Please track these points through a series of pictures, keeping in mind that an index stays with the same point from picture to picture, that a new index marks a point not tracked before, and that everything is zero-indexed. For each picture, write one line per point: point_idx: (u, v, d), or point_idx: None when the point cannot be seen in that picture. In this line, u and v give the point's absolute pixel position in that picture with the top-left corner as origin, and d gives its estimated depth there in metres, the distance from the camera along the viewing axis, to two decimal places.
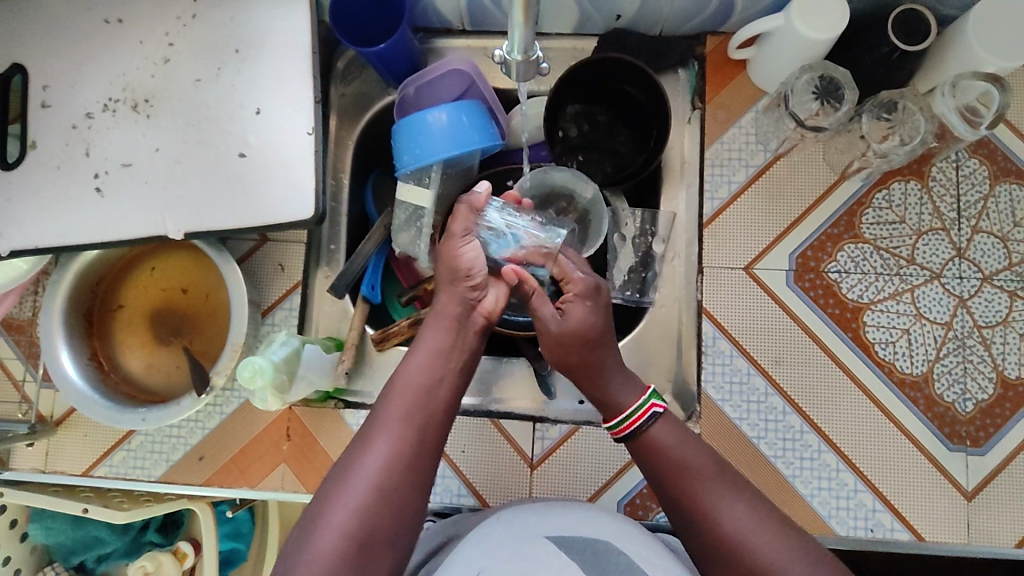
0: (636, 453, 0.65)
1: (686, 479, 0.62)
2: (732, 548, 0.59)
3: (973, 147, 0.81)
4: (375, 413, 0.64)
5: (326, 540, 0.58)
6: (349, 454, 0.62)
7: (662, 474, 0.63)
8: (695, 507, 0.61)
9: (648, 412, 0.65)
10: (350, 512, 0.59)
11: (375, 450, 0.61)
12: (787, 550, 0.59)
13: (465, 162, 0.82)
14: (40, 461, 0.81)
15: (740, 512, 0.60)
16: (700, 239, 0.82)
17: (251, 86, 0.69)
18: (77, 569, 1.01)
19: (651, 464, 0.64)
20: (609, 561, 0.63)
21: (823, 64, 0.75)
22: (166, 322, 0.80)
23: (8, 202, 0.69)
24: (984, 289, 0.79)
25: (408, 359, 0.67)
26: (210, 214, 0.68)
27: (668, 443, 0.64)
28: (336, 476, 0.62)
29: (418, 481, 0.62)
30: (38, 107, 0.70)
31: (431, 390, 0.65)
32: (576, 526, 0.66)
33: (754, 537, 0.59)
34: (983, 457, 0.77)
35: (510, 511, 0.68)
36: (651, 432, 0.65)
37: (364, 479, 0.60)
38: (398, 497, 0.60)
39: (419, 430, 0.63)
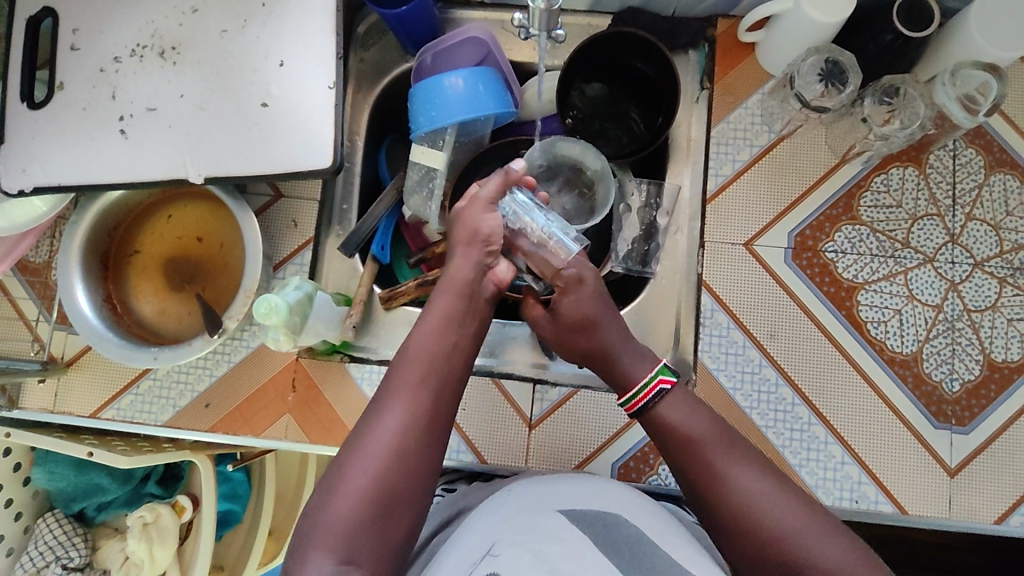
0: (648, 426, 0.66)
1: (697, 448, 0.63)
2: (738, 517, 0.60)
3: (970, 137, 0.83)
4: (388, 380, 0.65)
5: (345, 505, 0.58)
6: (363, 423, 0.63)
7: (672, 445, 0.64)
8: (706, 475, 0.62)
9: (655, 390, 0.66)
10: (367, 477, 0.59)
11: (389, 417, 0.62)
12: (801, 519, 0.59)
13: (478, 130, 0.84)
14: (49, 401, 0.83)
15: (754, 482, 0.61)
16: (703, 215, 0.84)
17: (275, 40, 0.71)
18: (77, 517, 1.02)
19: (660, 440, 0.65)
20: (619, 532, 0.64)
21: (830, 47, 0.78)
22: (180, 270, 0.82)
23: (33, 140, 0.71)
24: (974, 274, 0.81)
25: (419, 327, 0.68)
26: (231, 161, 0.70)
27: (680, 417, 0.64)
28: (351, 440, 0.62)
29: (433, 444, 0.62)
30: (67, 50, 0.72)
31: (443, 356, 0.66)
32: (585, 499, 0.68)
33: (760, 507, 0.59)
34: (967, 436, 0.79)
35: (522, 484, 0.71)
36: (659, 410, 0.65)
37: (380, 445, 0.61)
38: (415, 460, 0.61)
39: (433, 396, 0.64)
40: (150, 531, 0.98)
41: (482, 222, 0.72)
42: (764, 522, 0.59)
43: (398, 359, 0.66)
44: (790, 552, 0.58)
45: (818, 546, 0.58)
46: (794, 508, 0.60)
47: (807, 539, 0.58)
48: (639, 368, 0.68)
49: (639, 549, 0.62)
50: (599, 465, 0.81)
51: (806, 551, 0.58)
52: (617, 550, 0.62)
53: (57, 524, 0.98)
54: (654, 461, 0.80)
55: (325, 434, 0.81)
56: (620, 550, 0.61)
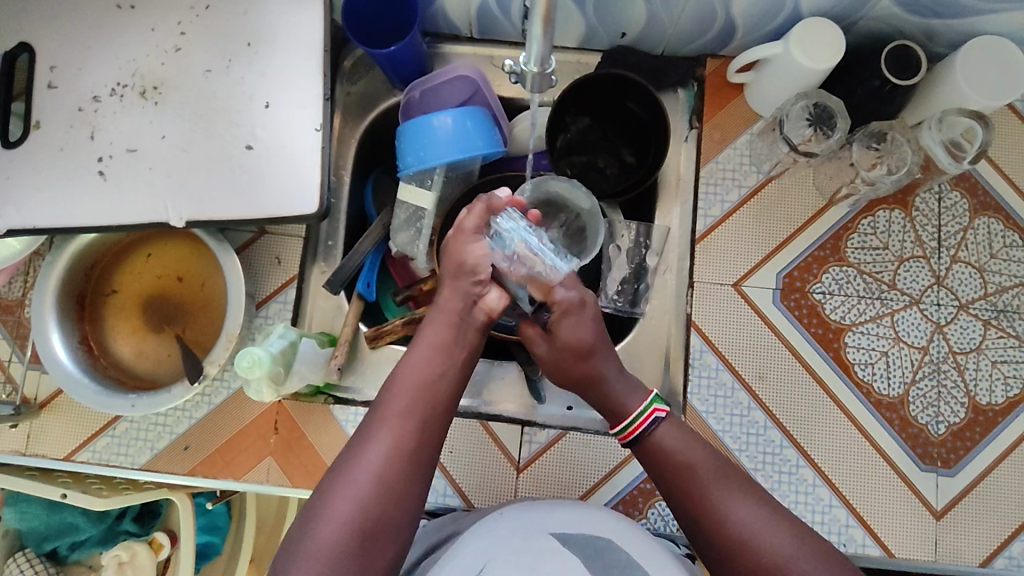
0: (641, 456, 0.66)
1: (691, 479, 0.63)
2: (735, 547, 0.60)
3: (955, 181, 0.84)
4: (377, 407, 0.64)
5: (327, 533, 0.57)
6: (350, 450, 0.62)
7: (665, 477, 0.64)
8: (699, 501, 0.62)
9: (650, 417, 0.66)
10: (350, 505, 0.58)
11: (377, 443, 0.61)
12: (796, 547, 0.59)
13: (466, 167, 0.83)
14: (21, 444, 0.80)
15: (749, 508, 0.61)
16: (692, 255, 0.84)
17: (261, 80, 0.70)
18: (49, 556, 0.99)
19: (655, 469, 0.65)
20: (611, 557, 0.64)
21: (817, 92, 0.79)
22: (159, 310, 0.80)
23: (6, 180, 0.69)
24: (960, 316, 0.82)
25: (410, 354, 0.67)
26: (214, 205, 0.69)
27: (672, 444, 0.64)
28: (337, 468, 0.61)
29: (420, 475, 0.61)
30: (44, 88, 0.70)
31: (434, 386, 0.65)
32: (581, 522, 0.68)
33: (759, 536, 0.59)
34: (953, 478, 0.79)
35: (514, 508, 0.69)
36: (652, 439, 0.65)
37: (366, 472, 0.59)
38: (401, 490, 0.60)
39: (421, 426, 0.63)
40: (125, 571, 0.96)
41: (470, 252, 0.69)
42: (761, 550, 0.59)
43: (387, 385, 0.65)
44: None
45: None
46: (790, 538, 0.60)
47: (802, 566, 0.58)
48: (633, 401, 0.67)
49: (629, 572, 0.63)
50: None
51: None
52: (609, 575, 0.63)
53: (30, 564, 0.95)
54: (643, 505, 0.79)
55: (309, 478, 0.79)
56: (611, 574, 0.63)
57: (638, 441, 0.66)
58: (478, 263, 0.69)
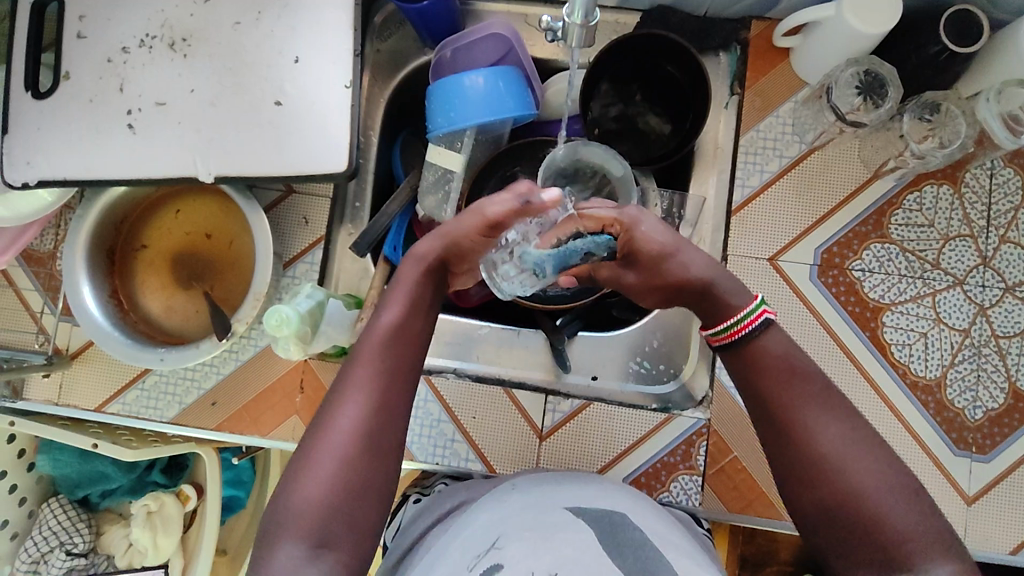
0: (741, 365, 0.60)
1: (794, 390, 0.57)
2: (817, 465, 0.55)
3: (1009, 156, 0.80)
4: (350, 362, 0.61)
5: (310, 495, 0.55)
6: (324, 409, 0.59)
7: (763, 382, 0.59)
8: (791, 419, 0.57)
9: (758, 321, 0.60)
10: (332, 466, 0.56)
11: (354, 400, 0.58)
12: (885, 475, 0.54)
13: (496, 130, 0.81)
14: (54, 394, 0.82)
15: (840, 431, 0.56)
16: (727, 226, 0.82)
17: (290, 33, 0.68)
18: (81, 503, 1.02)
19: (756, 376, 0.59)
20: (625, 533, 0.61)
21: (869, 59, 0.75)
22: (187, 266, 0.80)
23: (36, 130, 0.69)
24: (1005, 299, 0.79)
25: (385, 305, 0.63)
26: (243, 161, 0.68)
27: (781, 353, 0.59)
28: (315, 426, 0.58)
29: (397, 428, 0.60)
30: (73, 38, 0.69)
31: (409, 340, 0.62)
32: (593, 499, 0.66)
33: (846, 458, 0.54)
34: (987, 464, 0.77)
35: (525, 482, 0.70)
36: (764, 340, 0.59)
37: (345, 430, 0.57)
38: (381, 447, 0.58)
39: (396, 380, 0.60)
40: (154, 520, 0.98)
41: (463, 242, 0.64)
42: (847, 472, 0.54)
43: (360, 341, 0.62)
44: (866, 510, 0.53)
45: (897, 506, 0.53)
46: (879, 466, 0.54)
47: (885, 496, 0.53)
48: (737, 301, 0.61)
49: (643, 552, 0.59)
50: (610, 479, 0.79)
51: (885, 510, 0.53)
52: (622, 551, 0.59)
53: (61, 509, 0.98)
54: (665, 479, 0.79)
55: None
56: (624, 552, 0.58)
57: (740, 344, 0.60)
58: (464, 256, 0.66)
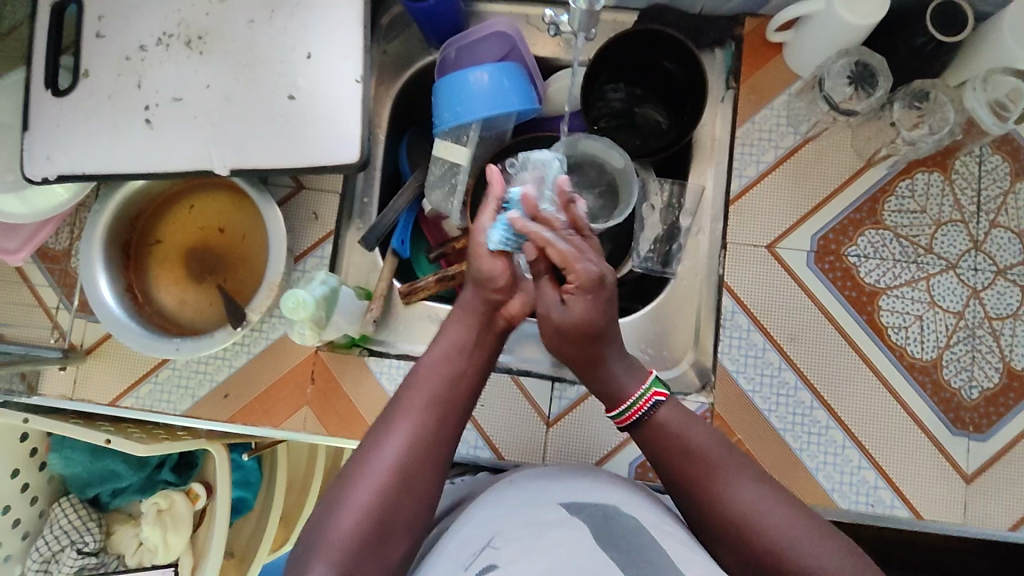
0: (646, 444, 0.66)
1: (697, 466, 0.63)
2: (735, 526, 0.59)
3: (996, 144, 0.83)
4: (397, 400, 0.65)
5: (344, 522, 0.58)
6: (367, 444, 0.63)
7: (667, 457, 0.64)
8: (702, 486, 0.62)
9: (650, 402, 0.65)
10: (368, 496, 0.59)
11: (395, 436, 0.62)
12: (795, 524, 0.59)
13: (500, 126, 0.84)
14: (68, 388, 0.83)
15: (749, 491, 0.61)
16: (726, 215, 0.84)
17: (302, 31, 0.71)
18: (91, 503, 1.03)
19: (660, 453, 0.65)
20: (618, 523, 0.60)
21: (861, 50, 0.78)
22: (200, 261, 0.82)
23: (57, 127, 0.71)
24: (997, 281, 0.81)
25: (433, 348, 0.68)
26: (255, 153, 0.70)
27: (677, 428, 0.65)
28: (357, 460, 0.62)
29: (436, 470, 0.62)
30: (93, 37, 0.72)
31: (454, 384, 0.66)
32: (583, 494, 0.65)
33: (757, 515, 0.59)
34: (984, 443, 0.79)
35: (522, 476, 0.71)
36: (657, 419, 0.65)
37: (386, 464, 0.60)
38: (417, 485, 0.61)
39: (440, 420, 0.64)
40: (164, 518, 0.99)
41: (482, 259, 0.69)
42: (760, 530, 0.58)
43: (406, 384, 0.66)
44: (785, 560, 0.57)
45: (810, 552, 0.57)
46: (789, 514, 0.59)
47: (799, 544, 0.57)
48: (628, 386, 0.66)
49: (639, 540, 0.58)
50: (616, 464, 0.81)
51: (801, 556, 0.56)
52: (616, 542, 0.57)
53: (72, 508, 0.99)
54: None
55: (344, 428, 0.80)
56: (620, 544, 0.57)
57: (638, 425, 0.66)
58: (493, 272, 0.69)
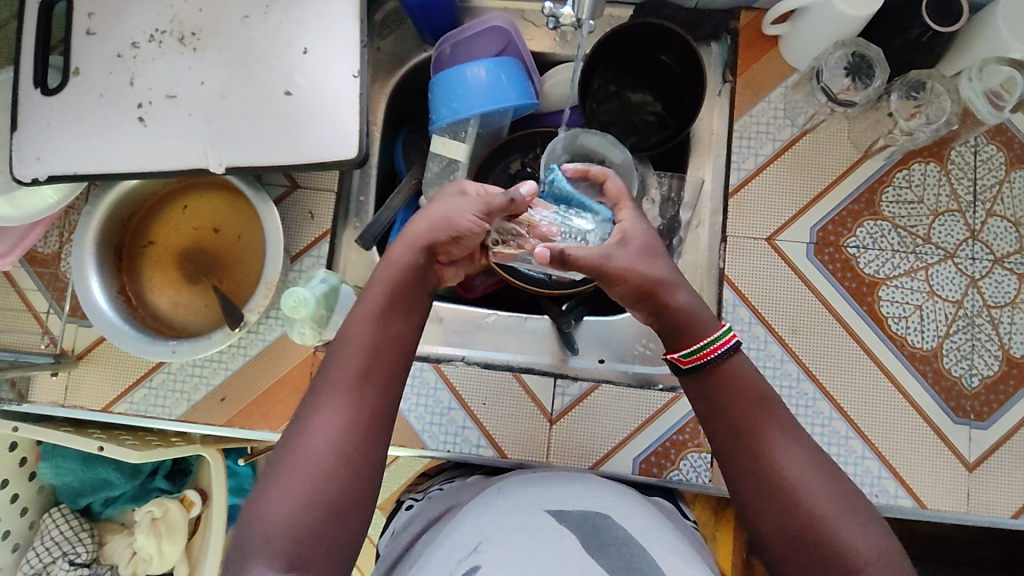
0: (703, 387, 0.60)
1: (757, 417, 0.58)
2: (783, 491, 0.55)
3: (991, 134, 0.83)
4: (325, 372, 0.59)
5: (280, 511, 0.53)
6: (297, 424, 0.57)
7: (726, 405, 0.59)
8: (758, 442, 0.57)
9: (726, 346, 0.59)
10: (304, 480, 0.54)
11: (326, 414, 0.56)
12: (842, 504, 0.55)
13: (497, 122, 0.83)
14: (60, 395, 0.81)
15: (805, 459, 0.56)
16: (726, 209, 0.84)
17: (298, 26, 0.69)
18: (83, 513, 1.00)
19: (718, 399, 0.59)
20: (607, 533, 0.59)
21: (857, 41, 0.78)
22: (194, 261, 0.80)
23: (47, 126, 0.70)
24: (994, 270, 0.81)
25: (357, 312, 0.61)
26: (251, 150, 0.69)
27: (743, 379, 0.59)
28: (285, 442, 0.56)
29: (377, 437, 0.57)
30: (83, 35, 0.70)
31: (383, 344, 0.60)
32: (571, 501, 0.63)
33: (810, 485, 0.55)
34: (986, 431, 0.79)
35: (509, 483, 0.69)
36: (729, 366, 0.59)
37: (318, 441, 0.55)
38: (357, 462, 0.55)
39: (374, 389, 0.58)
40: (158, 527, 0.97)
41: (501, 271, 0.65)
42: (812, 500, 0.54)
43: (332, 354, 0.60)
44: (827, 536, 0.53)
45: (856, 532, 0.53)
46: (838, 490, 0.55)
47: (846, 523, 0.54)
48: (699, 330, 0.60)
49: (627, 551, 0.57)
50: (620, 461, 0.80)
51: (843, 537, 0.53)
52: (605, 549, 0.56)
53: (64, 519, 0.96)
54: (675, 457, 0.79)
55: None
56: (608, 550, 0.56)
57: (704, 369, 0.59)
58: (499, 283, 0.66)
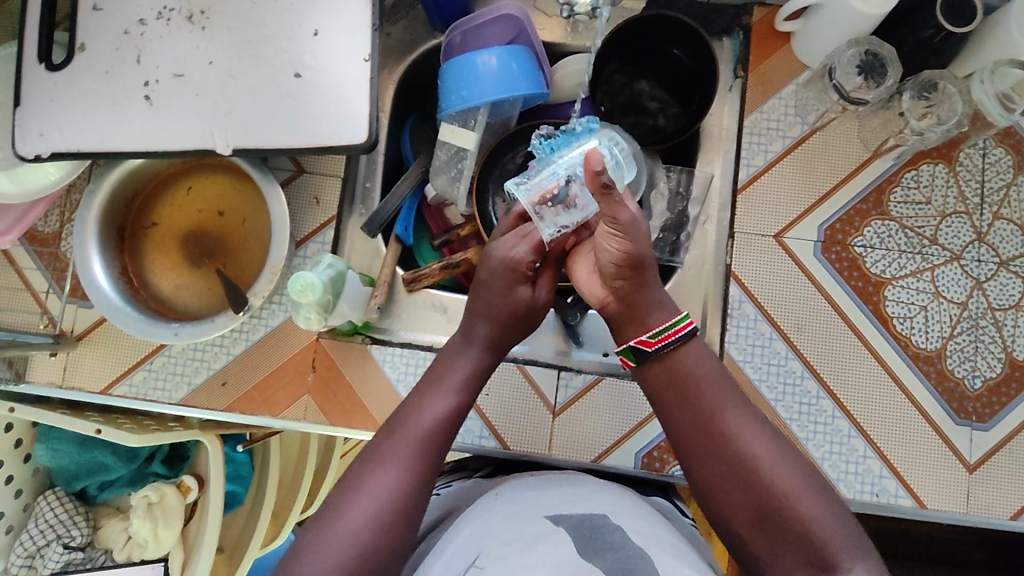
0: (659, 372, 0.64)
1: (711, 398, 0.62)
2: (744, 469, 0.59)
3: (1000, 137, 0.83)
4: (386, 435, 0.62)
5: (325, 558, 0.55)
6: (349, 478, 0.60)
7: (678, 390, 0.63)
8: (713, 427, 0.61)
9: (684, 330, 0.64)
10: (356, 533, 0.56)
11: (379, 472, 0.59)
12: (802, 482, 0.58)
13: (506, 112, 0.83)
14: (58, 376, 0.80)
15: (760, 437, 0.60)
16: (734, 205, 0.84)
17: (309, 7, 0.69)
18: (77, 496, 1.00)
19: (672, 383, 0.63)
20: (604, 537, 0.57)
21: (870, 39, 0.78)
22: (197, 244, 0.79)
23: (50, 102, 0.69)
24: (1000, 272, 0.82)
25: (425, 383, 0.65)
26: (259, 132, 0.68)
27: (695, 364, 0.63)
28: (336, 495, 0.59)
29: (422, 500, 0.60)
30: (89, 10, 0.69)
31: (444, 413, 0.63)
32: (570, 507, 0.62)
33: (767, 462, 0.59)
34: (987, 432, 0.80)
35: (509, 490, 0.68)
36: (683, 351, 0.64)
37: (369, 496, 0.58)
38: (405, 521, 0.58)
39: (427, 453, 0.61)
40: (154, 511, 0.96)
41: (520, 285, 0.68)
42: (768, 478, 0.58)
43: (395, 421, 0.63)
44: (788, 509, 0.57)
45: (816, 507, 0.57)
46: (797, 468, 0.59)
47: (807, 499, 0.57)
48: (658, 316, 0.64)
49: (625, 552, 0.56)
50: (621, 455, 0.80)
51: (804, 511, 0.56)
52: (601, 554, 0.55)
53: (58, 502, 0.95)
54: None
55: (346, 417, 0.78)
56: (604, 554, 0.55)
57: (663, 351, 0.64)
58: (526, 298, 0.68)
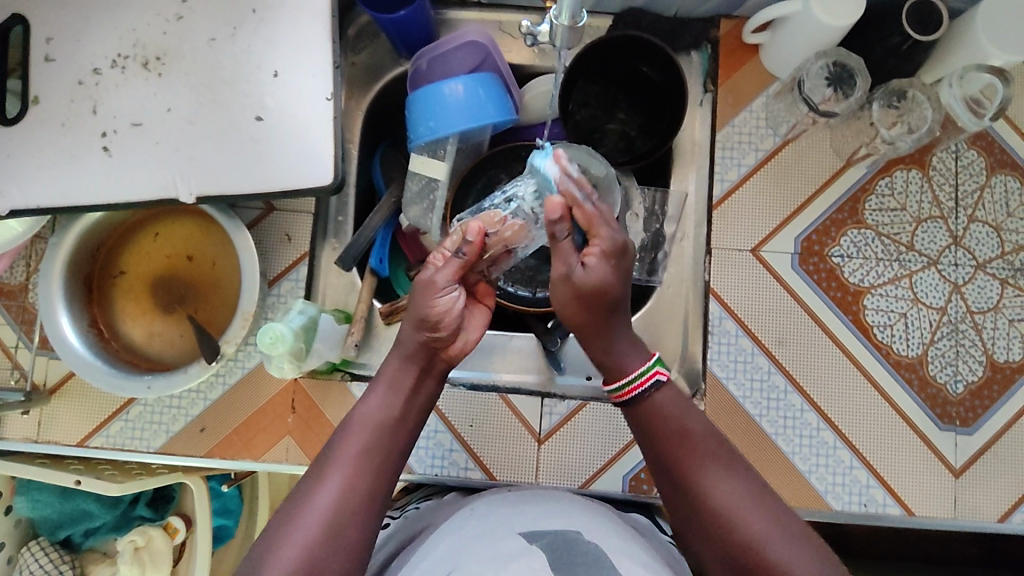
0: (639, 421, 0.65)
1: (685, 449, 0.62)
2: (716, 521, 0.58)
3: (972, 139, 0.83)
4: (327, 454, 0.61)
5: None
6: (294, 499, 0.58)
7: (663, 441, 0.63)
8: (686, 480, 0.61)
9: (651, 380, 0.64)
10: (295, 555, 0.55)
11: (322, 491, 0.58)
12: (774, 531, 0.57)
13: (476, 138, 0.82)
14: (33, 431, 0.78)
15: (732, 487, 0.59)
16: (710, 220, 0.84)
17: (267, 48, 0.67)
18: (63, 544, 0.98)
19: (651, 433, 0.63)
20: (577, 552, 0.56)
21: (837, 51, 0.78)
22: (167, 289, 0.78)
23: (6, 158, 0.67)
24: (977, 276, 0.82)
25: (366, 396, 0.64)
26: (223, 177, 0.66)
27: (669, 413, 0.63)
28: (281, 517, 0.57)
29: (367, 519, 0.58)
30: (41, 61, 0.68)
31: (390, 428, 0.62)
32: (543, 522, 0.61)
33: (739, 514, 0.58)
34: (971, 437, 0.80)
35: (484, 507, 0.67)
36: (654, 402, 0.64)
37: (313, 516, 0.56)
38: (347, 538, 0.57)
39: (375, 471, 0.60)
40: (142, 556, 0.94)
41: (434, 304, 0.64)
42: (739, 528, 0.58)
43: (337, 438, 0.62)
44: (759, 561, 0.56)
45: (789, 556, 0.56)
46: (766, 514, 0.58)
47: (779, 548, 0.56)
48: (631, 361, 0.65)
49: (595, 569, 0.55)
50: (609, 479, 0.79)
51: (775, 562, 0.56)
52: (572, 569, 0.54)
53: (43, 552, 0.94)
54: None
55: None
56: (575, 569, 0.54)
57: (633, 403, 0.65)
58: (440, 318, 0.64)
